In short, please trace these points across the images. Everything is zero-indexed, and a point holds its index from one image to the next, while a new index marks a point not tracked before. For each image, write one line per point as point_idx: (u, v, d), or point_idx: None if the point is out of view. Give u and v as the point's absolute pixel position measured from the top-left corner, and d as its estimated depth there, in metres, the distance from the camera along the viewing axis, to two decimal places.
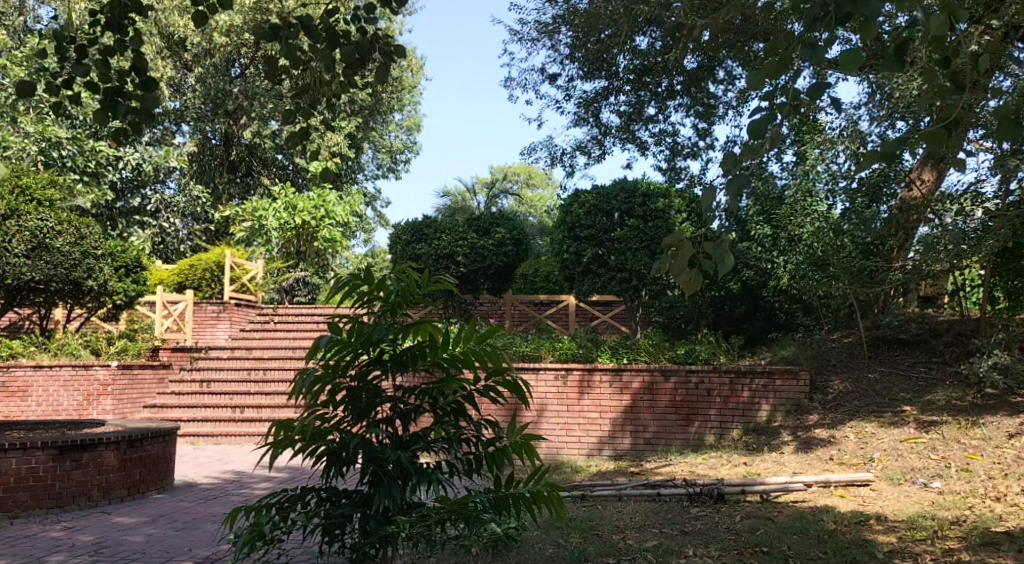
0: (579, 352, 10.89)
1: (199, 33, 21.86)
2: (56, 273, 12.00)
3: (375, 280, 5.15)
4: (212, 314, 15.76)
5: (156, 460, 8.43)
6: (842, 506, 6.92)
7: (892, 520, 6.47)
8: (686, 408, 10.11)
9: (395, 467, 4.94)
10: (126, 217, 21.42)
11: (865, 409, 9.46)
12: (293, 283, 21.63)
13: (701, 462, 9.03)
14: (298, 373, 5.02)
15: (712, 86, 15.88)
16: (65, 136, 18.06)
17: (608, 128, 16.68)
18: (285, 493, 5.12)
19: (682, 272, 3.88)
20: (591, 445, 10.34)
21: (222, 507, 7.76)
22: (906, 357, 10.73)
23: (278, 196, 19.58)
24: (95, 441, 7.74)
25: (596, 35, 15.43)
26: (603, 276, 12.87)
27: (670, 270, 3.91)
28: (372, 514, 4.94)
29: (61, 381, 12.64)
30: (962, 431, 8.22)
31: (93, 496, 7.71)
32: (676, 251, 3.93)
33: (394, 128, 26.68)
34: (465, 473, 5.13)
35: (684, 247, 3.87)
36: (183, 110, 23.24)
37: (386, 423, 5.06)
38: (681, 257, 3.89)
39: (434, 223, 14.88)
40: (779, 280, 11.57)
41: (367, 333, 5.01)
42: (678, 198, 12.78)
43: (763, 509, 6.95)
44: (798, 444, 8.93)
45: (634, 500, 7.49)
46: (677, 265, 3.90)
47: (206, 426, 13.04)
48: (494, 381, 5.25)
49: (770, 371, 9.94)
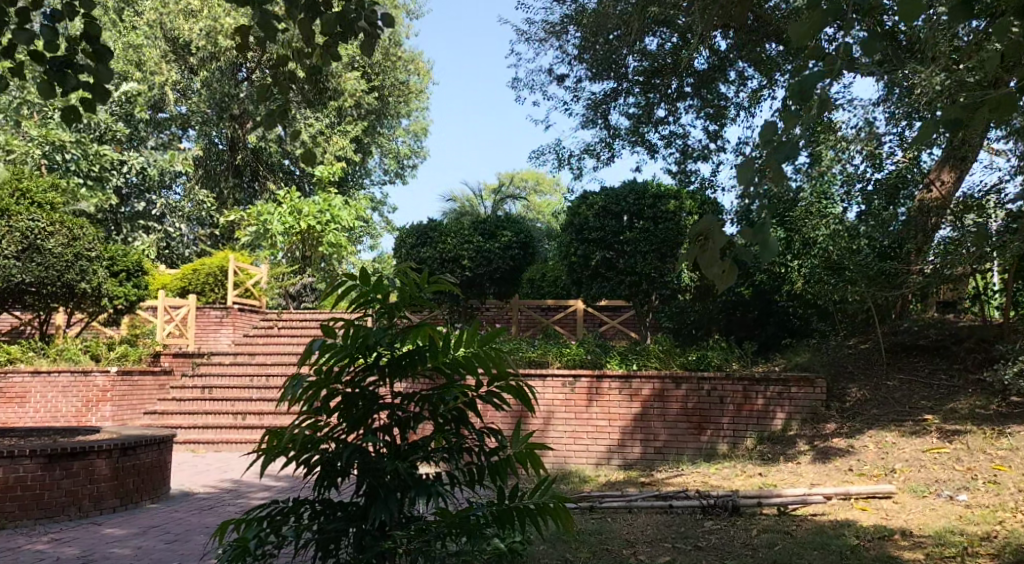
0: (588, 358, 10.60)
1: (204, 37, 21.70)
2: (48, 275, 11.74)
3: (373, 281, 4.87)
4: (215, 319, 15.55)
5: (150, 469, 8.16)
6: (863, 519, 6.60)
7: (917, 535, 6.14)
8: (698, 417, 9.79)
9: (391, 478, 4.62)
10: (130, 221, 21.21)
11: (884, 417, 9.13)
12: (300, 289, 21.36)
13: (714, 472, 8.70)
14: (289, 378, 4.74)
15: (722, 87, 15.56)
16: (68, 140, 17.82)
17: (617, 131, 16.40)
18: (276, 506, 4.82)
19: (713, 263, 3.38)
20: (600, 454, 10.03)
21: (216, 517, 7.49)
22: (926, 365, 10.29)
23: (283, 201, 19.32)
24: (86, 449, 7.47)
25: (604, 36, 15.16)
26: (612, 280, 12.58)
27: (700, 259, 3.39)
28: (368, 528, 4.62)
29: (59, 387, 12.39)
30: (987, 441, 7.89)
31: (83, 506, 7.45)
32: (705, 238, 3.41)
33: (401, 133, 26.45)
34: (466, 485, 4.84)
35: (716, 232, 3.38)
36: (189, 115, 23.04)
37: (384, 431, 4.80)
38: (711, 247, 3.37)
39: (440, 227, 14.63)
40: (794, 284, 11.36)
41: (363, 337, 4.74)
42: (689, 199, 12.48)
43: (780, 523, 6.64)
44: (816, 454, 8.60)
45: (645, 512, 7.18)
46: (709, 255, 3.38)
47: (207, 433, 12.75)
48: (497, 387, 4.98)
49: (785, 378, 9.62)
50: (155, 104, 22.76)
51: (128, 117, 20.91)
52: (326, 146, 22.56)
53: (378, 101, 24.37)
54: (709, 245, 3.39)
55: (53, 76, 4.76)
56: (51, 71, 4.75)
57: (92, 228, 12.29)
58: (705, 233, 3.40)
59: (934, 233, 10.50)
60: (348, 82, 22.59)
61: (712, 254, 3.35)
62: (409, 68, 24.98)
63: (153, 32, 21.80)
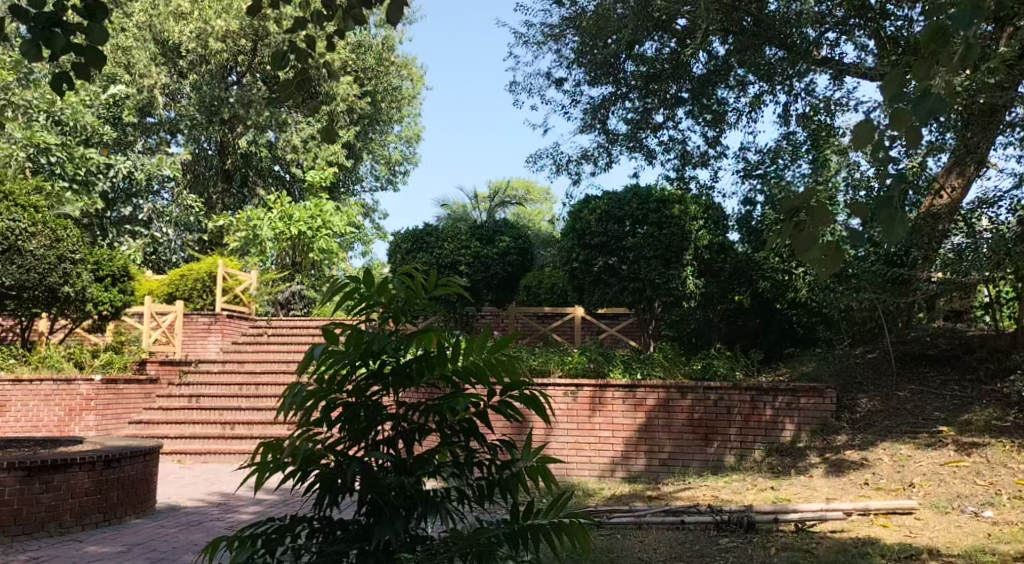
0: (589, 366, 10.27)
1: (195, 40, 21.33)
2: (28, 278, 11.36)
3: (376, 282, 4.53)
4: (203, 326, 14.96)
5: (135, 482, 7.78)
6: (886, 537, 6.32)
7: (947, 555, 5.86)
8: (705, 428, 9.50)
9: (395, 494, 4.28)
10: (117, 226, 20.66)
11: (898, 429, 8.86)
12: (290, 297, 20.85)
13: (723, 486, 8.39)
14: (287, 387, 4.41)
15: (722, 92, 15.21)
16: (54, 142, 17.37)
17: (615, 136, 16.14)
18: (271, 524, 4.45)
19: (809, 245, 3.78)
20: (603, 466, 9.70)
21: (205, 534, 7.12)
22: (936, 374, 9.96)
23: (273, 206, 19.02)
24: (67, 461, 7.10)
25: (602, 40, 14.92)
26: (615, 286, 12.30)
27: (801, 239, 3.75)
28: (370, 551, 4.24)
29: (41, 395, 11.94)
30: (1008, 454, 7.63)
31: (64, 522, 7.09)
32: (804, 219, 3.73)
33: (394, 140, 26.10)
34: (474, 502, 4.53)
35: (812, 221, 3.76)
36: (178, 119, 22.65)
37: (388, 444, 4.47)
38: (809, 232, 3.74)
39: (435, 231, 14.36)
40: (798, 291, 11.13)
41: (368, 343, 4.40)
42: (694, 205, 12.24)
43: (799, 541, 6.34)
44: (829, 467, 8.30)
45: (656, 528, 6.87)
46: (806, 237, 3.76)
47: (194, 443, 12.37)
48: (509, 397, 4.63)
49: (793, 389, 9.34)
50: (143, 107, 22.37)
51: (115, 120, 20.51)
52: (318, 151, 22.48)
53: (370, 106, 24.13)
54: (803, 228, 3.76)
55: (39, 35, 4.33)
56: (38, 30, 4.32)
57: (77, 231, 11.91)
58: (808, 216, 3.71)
59: (942, 240, 10.37)
60: (341, 86, 22.29)
61: (815, 243, 3.71)
62: (402, 74, 24.63)
63: (142, 35, 21.44)
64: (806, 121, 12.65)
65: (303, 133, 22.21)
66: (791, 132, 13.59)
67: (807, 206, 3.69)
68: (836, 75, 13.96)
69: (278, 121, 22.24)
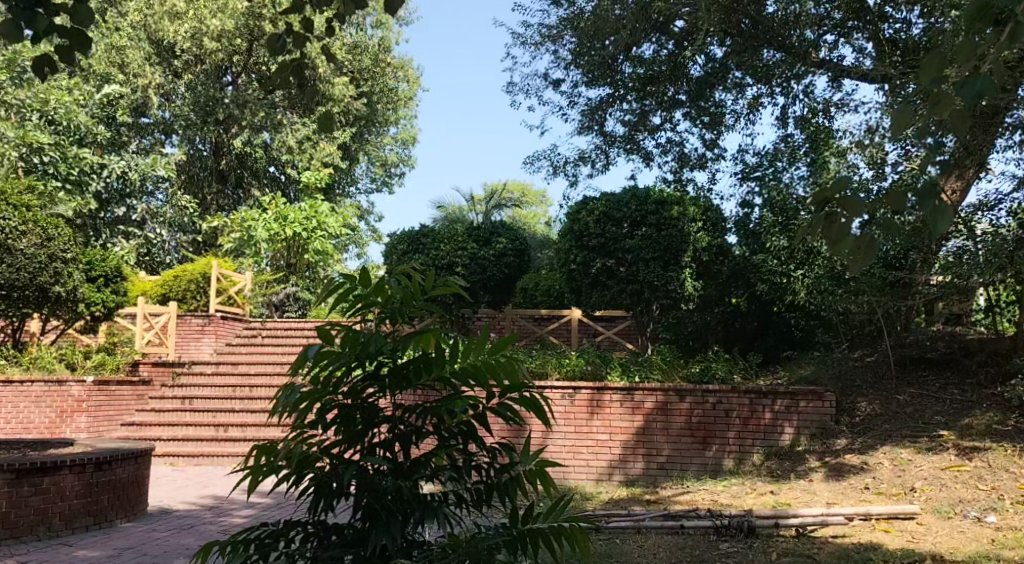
0: (587, 368, 10.17)
1: (190, 39, 21.24)
2: (18, 277, 11.21)
3: (373, 283, 4.46)
4: (197, 327, 14.93)
5: (127, 485, 7.65)
6: (889, 542, 6.24)
7: (950, 561, 5.79)
8: (703, 431, 9.42)
9: (391, 498, 4.17)
10: (110, 227, 20.49)
11: (898, 433, 8.78)
12: (285, 298, 20.71)
13: (722, 489, 8.31)
14: (281, 387, 4.32)
15: (721, 94, 15.11)
16: (47, 142, 17.22)
17: (612, 138, 16.07)
18: (264, 528, 4.36)
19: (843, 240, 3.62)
20: (601, 469, 9.60)
21: (197, 538, 7.02)
22: (936, 378, 9.88)
23: (268, 207, 18.89)
24: (57, 464, 6.99)
25: (600, 41, 14.85)
26: (613, 288, 12.19)
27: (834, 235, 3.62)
28: (366, 556, 4.15)
29: (32, 397, 11.78)
30: (1010, 459, 7.56)
31: (54, 525, 6.97)
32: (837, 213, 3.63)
33: (390, 142, 25.99)
34: (472, 507, 4.44)
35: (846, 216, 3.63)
36: (173, 119, 22.50)
37: (385, 447, 4.38)
38: (840, 225, 3.59)
39: (432, 232, 14.30)
40: (796, 295, 11.15)
41: (364, 344, 4.33)
42: (693, 207, 12.17)
43: (800, 546, 6.26)
44: (828, 471, 8.22)
45: (655, 533, 6.79)
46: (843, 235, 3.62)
47: (187, 445, 12.25)
48: (508, 399, 4.53)
49: (792, 392, 9.26)
50: (137, 107, 22.22)
51: (109, 120, 20.37)
52: (312, 152, 22.36)
53: (366, 107, 24.02)
54: (836, 223, 3.64)
55: (20, 17, 4.21)
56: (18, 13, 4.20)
57: (70, 230, 11.79)
58: (840, 208, 3.60)
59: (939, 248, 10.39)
60: (337, 87, 22.16)
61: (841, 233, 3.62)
62: (398, 76, 24.53)
63: (136, 34, 21.29)
64: (804, 123, 12.57)
65: (298, 134, 22.09)
66: (789, 134, 13.51)
67: (838, 198, 3.59)
68: (834, 77, 13.89)
69: (273, 122, 22.14)
